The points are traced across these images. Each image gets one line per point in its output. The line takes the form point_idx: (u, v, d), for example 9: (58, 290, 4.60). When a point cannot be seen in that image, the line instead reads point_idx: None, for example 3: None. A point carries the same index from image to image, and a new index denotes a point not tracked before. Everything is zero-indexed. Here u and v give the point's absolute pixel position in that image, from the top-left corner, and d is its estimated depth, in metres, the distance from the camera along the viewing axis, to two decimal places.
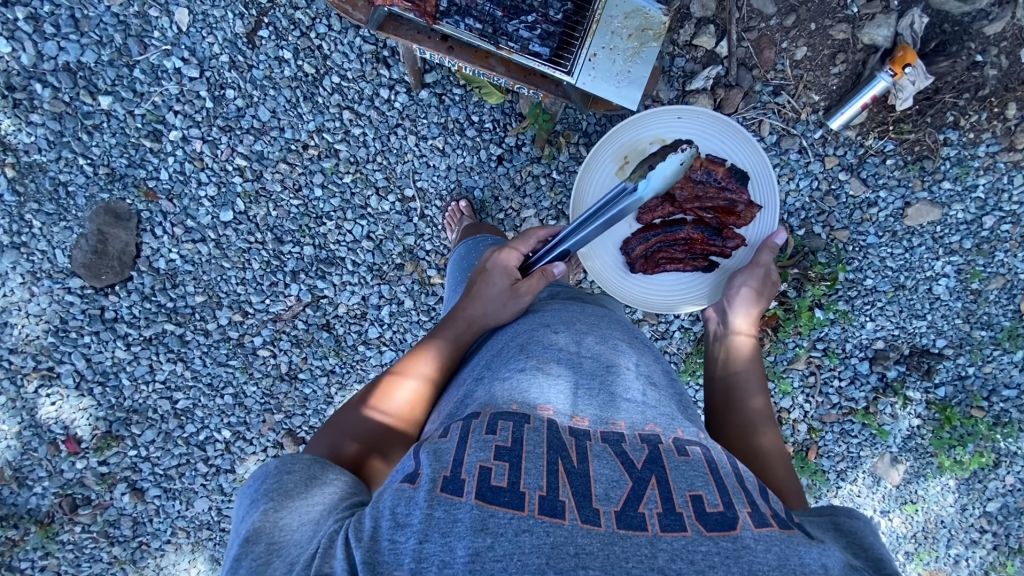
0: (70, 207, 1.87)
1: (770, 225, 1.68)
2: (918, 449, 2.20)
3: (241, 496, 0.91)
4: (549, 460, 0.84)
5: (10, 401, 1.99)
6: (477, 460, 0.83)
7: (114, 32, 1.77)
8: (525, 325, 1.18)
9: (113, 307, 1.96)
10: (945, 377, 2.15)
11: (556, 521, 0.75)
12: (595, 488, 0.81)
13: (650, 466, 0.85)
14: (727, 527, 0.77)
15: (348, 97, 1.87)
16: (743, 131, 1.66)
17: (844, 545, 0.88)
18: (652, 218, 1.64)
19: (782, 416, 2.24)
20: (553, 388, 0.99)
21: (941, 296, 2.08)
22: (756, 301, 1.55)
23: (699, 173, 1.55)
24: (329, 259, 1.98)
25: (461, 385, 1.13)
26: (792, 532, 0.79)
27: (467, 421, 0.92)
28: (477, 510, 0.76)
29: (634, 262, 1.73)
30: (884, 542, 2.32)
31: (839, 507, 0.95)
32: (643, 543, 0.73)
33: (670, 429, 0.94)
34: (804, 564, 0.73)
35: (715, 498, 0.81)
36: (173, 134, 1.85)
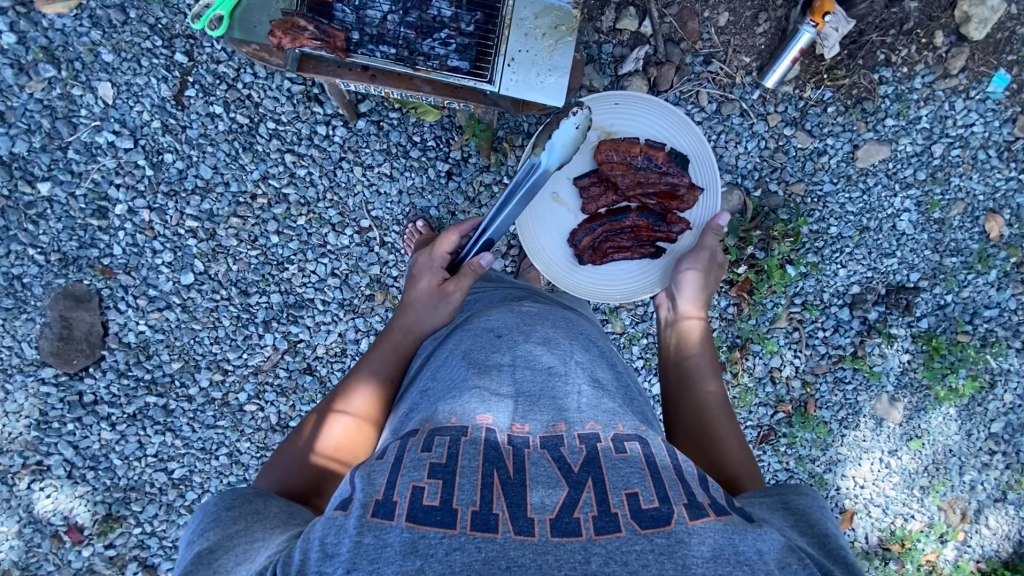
0: (29, 298, 1.83)
1: (713, 208, 1.68)
2: (912, 384, 2.22)
3: (185, 537, 0.94)
4: (484, 473, 0.87)
5: (4, 503, 1.96)
6: (410, 480, 0.86)
7: (41, 117, 1.75)
8: (465, 332, 1.18)
9: (91, 390, 1.94)
10: (926, 309, 2.16)
11: (489, 536, 0.79)
12: (530, 497, 0.84)
13: (586, 468, 0.88)
14: (662, 523, 0.81)
15: (287, 140, 1.86)
16: (678, 113, 1.66)
17: (792, 523, 0.95)
18: (597, 207, 1.70)
19: (774, 376, 2.21)
20: (493, 393, 1.01)
21: (906, 231, 2.09)
22: (701, 286, 1.54)
23: (638, 159, 1.62)
24: (298, 303, 1.99)
25: (406, 402, 1.14)
26: (729, 519, 0.86)
27: (406, 440, 0.96)
28: (407, 533, 0.79)
29: (581, 254, 1.72)
30: (897, 481, 2.33)
31: (787, 486, 1.02)
32: (578, 548, 0.78)
33: (610, 426, 0.97)
34: (739, 554, 0.80)
35: (651, 495, 0.85)
36: (119, 208, 1.82)
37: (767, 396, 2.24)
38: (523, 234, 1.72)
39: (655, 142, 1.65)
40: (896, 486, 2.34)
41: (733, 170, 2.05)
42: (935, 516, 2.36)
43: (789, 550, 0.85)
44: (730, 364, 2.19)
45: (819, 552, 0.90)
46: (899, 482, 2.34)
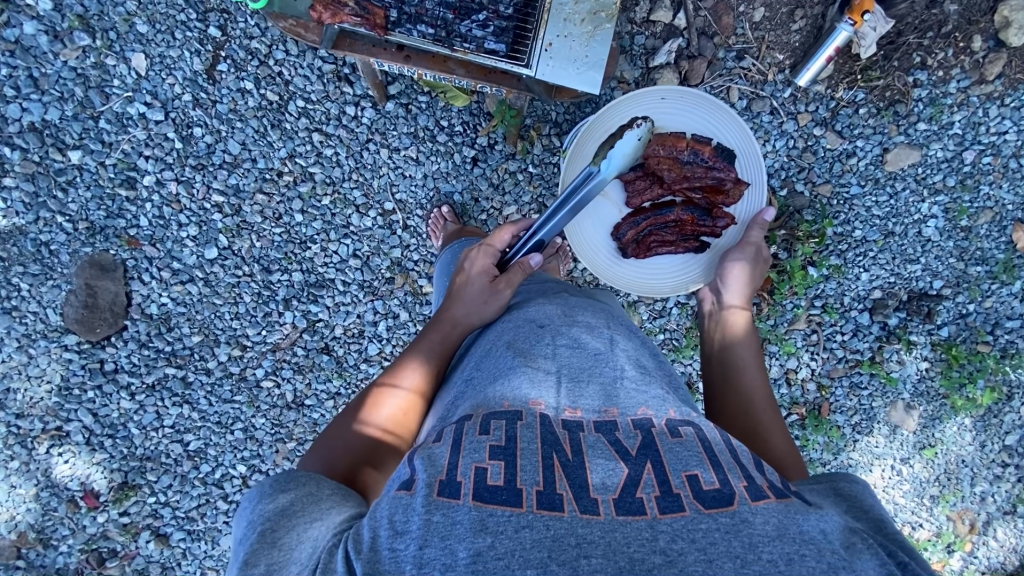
0: (55, 265, 1.84)
1: (760, 202, 1.67)
2: (928, 392, 2.21)
3: (239, 516, 0.92)
4: (544, 454, 0.86)
5: (23, 466, 1.99)
6: (472, 461, 0.84)
7: (74, 85, 1.75)
8: (509, 323, 1.18)
9: (113, 359, 1.96)
10: (947, 318, 2.14)
11: (555, 514, 0.77)
12: (592, 478, 0.83)
13: (644, 451, 0.87)
14: (724, 503, 0.79)
15: (316, 119, 1.86)
16: (725, 108, 1.64)
17: (844, 509, 0.91)
18: (641, 201, 1.66)
19: (790, 377, 2.21)
20: (542, 380, 1.00)
21: (932, 238, 2.07)
22: (748, 280, 1.53)
23: (686, 154, 1.61)
24: (319, 282, 2.00)
25: (451, 389, 1.13)
26: (789, 501, 0.82)
27: (460, 424, 0.93)
28: (475, 511, 0.77)
29: (625, 248, 1.73)
30: (907, 488, 2.33)
31: (836, 474, 0.98)
32: (644, 527, 0.76)
33: (662, 411, 0.96)
34: (804, 532, 0.76)
35: (710, 476, 0.83)
36: (147, 180, 1.83)
37: (782, 397, 2.24)
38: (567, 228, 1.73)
39: (701, 137, 1.65)
40: (906, 494, 2.34)
41: None
42: (942, 526, 2.36)
43: (849, 530, 0.80)
44: None
45: (877, 535, 0.86)
46: (909, 490, 2.34)
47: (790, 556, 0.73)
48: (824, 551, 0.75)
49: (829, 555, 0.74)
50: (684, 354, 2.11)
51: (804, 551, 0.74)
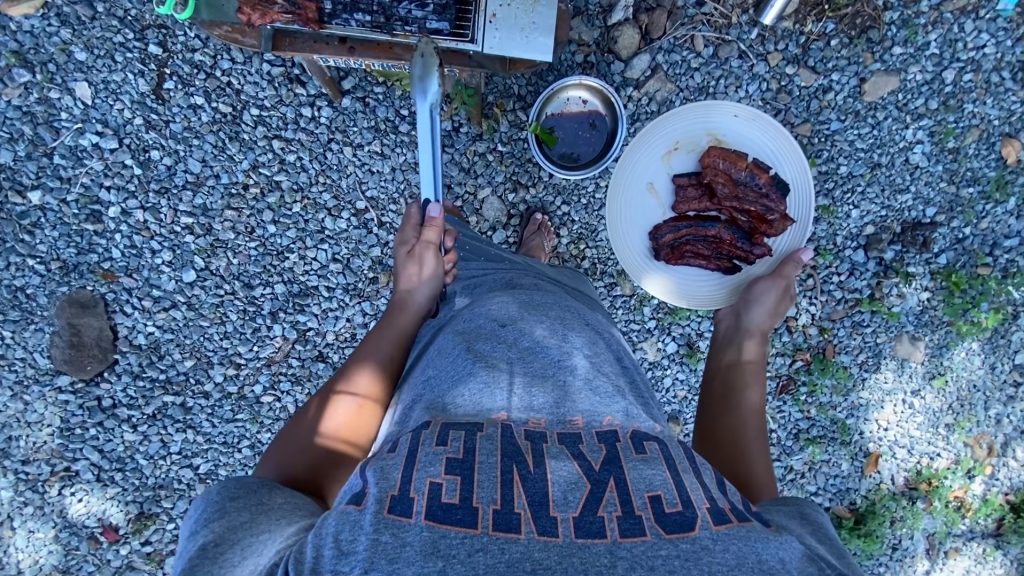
0: (34, 308, 1.81)
1: (799, 242, 1.70)
2: (932, 321, 2.18)
3: (186, 525, 0.94)
4: (503, 469, 0.88)
5: (38, 510, 2.00)
6: (427, 476, 0.86)
7: (22, 124, 1.70)
8: (470, 320, 1.18)
9: (109, 394, 1.96)
10: (944, 245, 2.09)
11: (512, 537, 0.79)
12: (552, 493, 0.85)
13: (608, 467, 0.90)
14: (686, 528, 0.83)
15: (273, 126, 1.81)
16: (791, 141, 1.68)
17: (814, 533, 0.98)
18: (688, 209, 1.73)
19: (790, 325, 2.18)
20: (505, 387, 1.02)
21: (920, 164, 2.02)
22: (770, 310, 1.57)
23: (742, 174, 1.65)
24: (303, 291, 1.98)
25: (410, 391, 1.13)
26: (749, 526, 0.87)
27: (417, 433, 0.95)
28: (427, 532, 0.79)
29: (659, 249, 1.75)
30: (921, 419, 2.33)
31: (804, 501, 1.08)
32: (603, 552, 0.79)
33: (628, 424, 0.99)
34: (762, 562, 0.82)
35: (674, 497, 0.86)
36: (112, 211, 1.79)
37: (784, 346, 2.21)
38: (609, 211, 1.76)
39: (762, 163, 1.70)
40: (920, 426, 2.34)
41: None
42: (961, 453, 2.37)
43: (806, 559, 0.86)
44: None
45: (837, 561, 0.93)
46: (923, 421, 2.34)
47: None
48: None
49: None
50: (680, 316, 2.07)
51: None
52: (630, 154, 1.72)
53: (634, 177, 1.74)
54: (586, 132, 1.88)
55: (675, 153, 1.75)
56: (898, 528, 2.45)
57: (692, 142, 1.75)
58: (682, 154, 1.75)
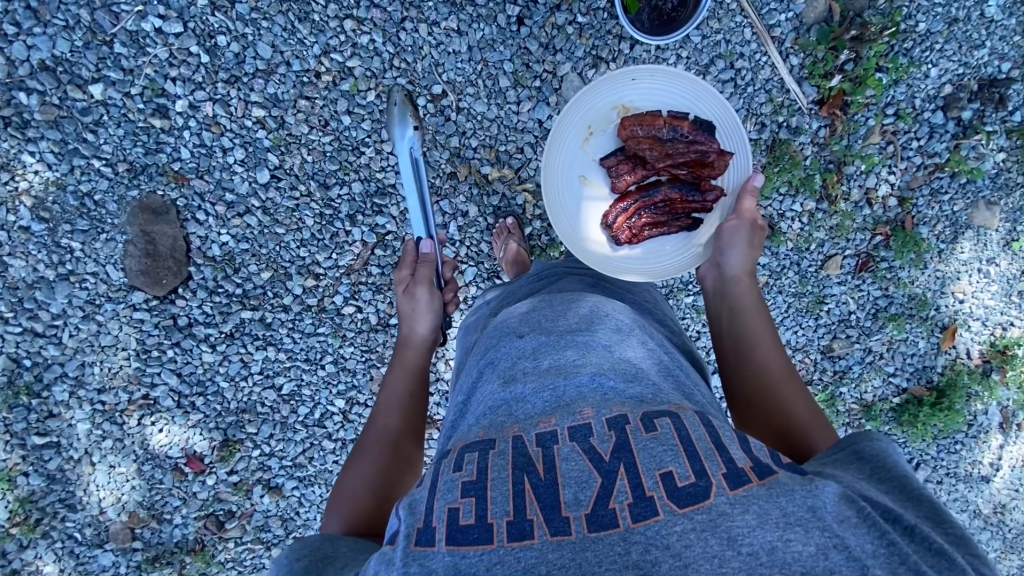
0: (104, 217, 1.68)
1: (747, 171, 1.58)
2: (1008, 184, 2.18)
3: None
4: (514, 481, 0.88)
5: (117, 443, 1.88)
6: (445, 504, 0.89)
7: (78, 9, 1.56)
8: (489, 342, 1.24)
9: (185, 312, 1.84)
10: (1019, 102, 2.08)
11: (526, 544, 0.81)
12: (563, 494, 0.85)
13: (618, 454, 0.88)
14: (700, 498, 0.81)
15: (345, 4, 1.70)
16: (706, 86, 1.56)
17: (867, 474, 0.92)
18: (627, 183, 1.61)
19: (871, 198, 2.15)
20: (517, 402, 1.02)
21: (995, 18, 2.00)
22: (748, 250, 1.42)
23: (664, 131, 1.53)
24: (381, 190, 1.87)
25: (445, 415, 1.23)
26: (772, 480, 0.83)
27: (439, 464, 0.99)
28: (449, 556, 0.83)
29: (618, 236, 1.61)
30: (997, 288, 2.34)
31: (856, 435, 1.00)
32: (616, 541, 0.79)
33: (638, 407, 0.96)
34: (789, 515, 0.78)
35: (686, 470, 0.84)
36: (180, 105, 1.67)
37: (865, 220, 2.19)
38: (551, 215, 1.62)
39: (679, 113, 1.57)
40: (995, 295, 2.36)
41: None
42: None
43: (845, 501, 0.81)
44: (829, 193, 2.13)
45: (901, 497, 0.88)
46: (998, 291, 2.35)
47: (772, 545, 0.76)
48: (812, 530, 0.77)
49: (817, 535, 0.76)
50: (764, 195, 2.11)
51: (789, 536, 0.76)
52: (549, 155, 1.61)
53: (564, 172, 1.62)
54: (643, 17, 1.78)
55: (592, 139, 1.62)
56: (975, 403, 2.47)
57: (603, 122, 1.63)
58: (601, 136, 1.63)
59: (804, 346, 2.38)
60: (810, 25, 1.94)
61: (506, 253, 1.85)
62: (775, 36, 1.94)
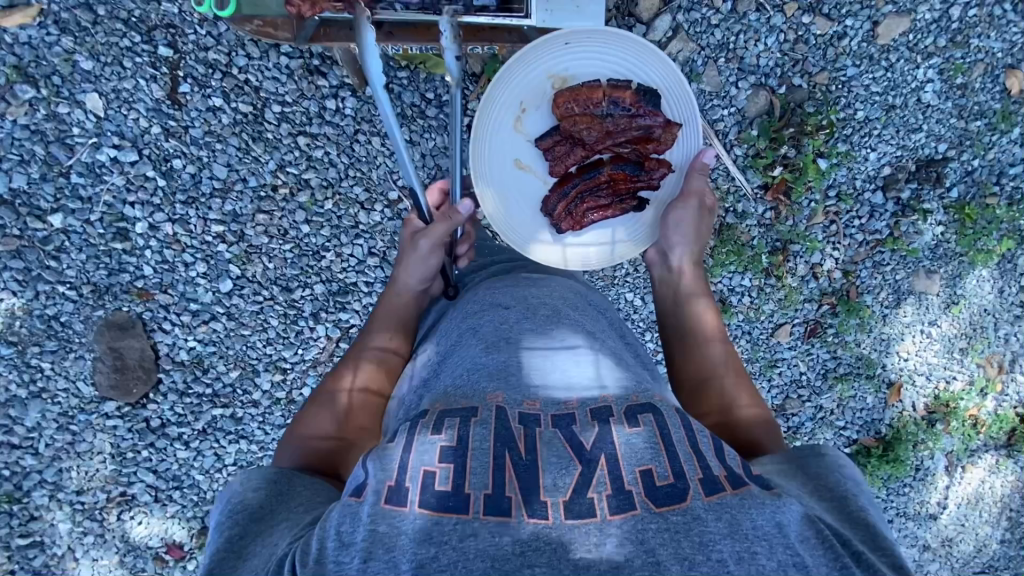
0: (72, 336, 1.75)
1: (692, 145, 1.58)
2: (947, 254, 2.27)
3: (216, 504, 1.08)
4: (495, 455, 0.97)
5: (99, 538, 1.96)
6: (422, 466, 0.97)
7: (32, 144, 1.60)
8: (477, 304, 1.30)
9: (157, 414, 1.91)
10: (956, 179, 2.17)
11: (502, 519, 0.90)
12: (544, 480, 0.94)
13: (599, 444, 0.98)
14: (676, 499, 0.92)
15: (297, 122, 1.74)
16: (637, 41, 1.49)
17: (809, 489, 1.05)
18: (567, 166, 1.58)
19: (816, 272, 2.25)
20: (502, 370, 1.11)
21: (931, 102, 2.07)
22: (693, 241, 1.51)
23: (603, 107, 1.50)
24: (343, 289, 1.92)
25: (417, 379, 1.27)
26: (743, 491, 0.95)
27: (416, 421, 1.06)
28: (423, 519, 0.91)
29: (560, 224, 1.59)
30: (939, 348, 2.44)
31: (805, 449, 1.12)
32: (591, 529, 0.89)
33: (623, 399, 1.07)
34: (755, 528, 0.90)
35: (665, 470, 0.95)
36: (139, 227, 1.72)
37: (811, 292, 2.29)
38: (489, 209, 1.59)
39: (621, 81, 1.52)
40: (937, 352, 2.45)
41: (755, 70, 1.97)
42: (975, 373, 2.48)
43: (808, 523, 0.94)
44: (774, 269, 2.23)
45: (838, 517, 1.01)
46: (940, 348, 2.44)
47: (740, 554, 0.87)
48: (776, 546, 0.89)
49: (780, 551, 0.88)
50: (714, 274, 2.21)
51: (755, 549, 0.88)
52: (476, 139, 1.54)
53: (497, 159, 1.58)
54: None
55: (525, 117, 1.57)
56: (920, 450, 2.54)
57: (537, 96, 1.56)
58: (535, 111, 1.58)
59: None
60: (752, 119, 2.02)
61: None
62: (718, 131, 2.01)
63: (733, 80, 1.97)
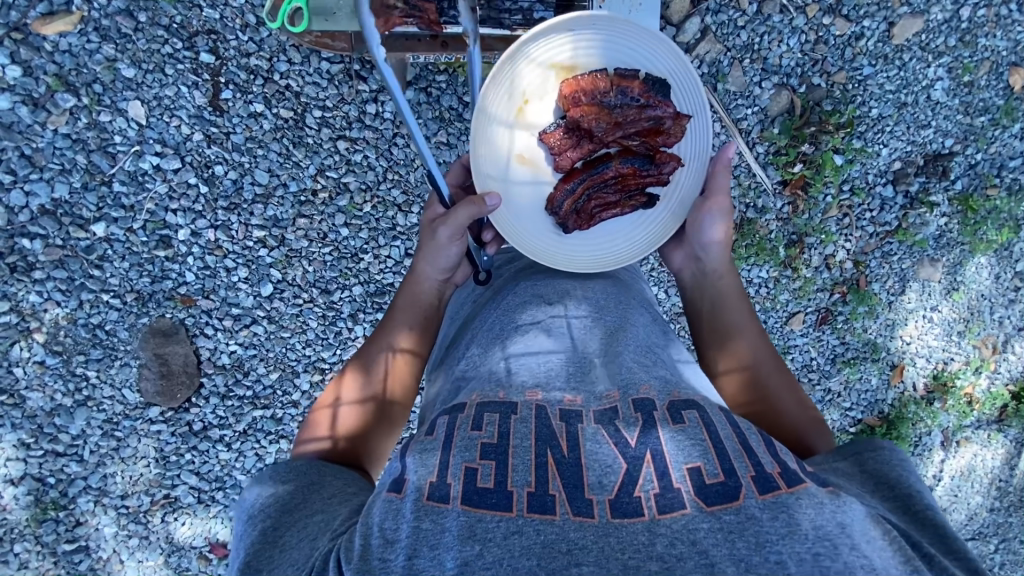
0: (116, 344, 1.76)
1: (709, 136, 1.38)
2: (950, 243, 2.38)
3: (244, 500, 1.04)
4: (538, 452, 0.93)
5: (143, 540, 1.92)
6: (463, 461, 0.92)
7: (73, 153, 1.62)
8: (512, 297, 1.25)
9: (199, 417, 1.90)
10: (960, 172, 2.28)
11: (548, 518, 0.85)
12: (588, 477, 0.90)
13: (644, 440, 0.94)
14: (728, 498, 0.85)
15: (337, 126, 1.75)
16: (650, 29, 1.31)
17: (871, 488, 0.99)
18: (572, 161, 1.42)
19: (829, 262, 2.35)
20: (543, 370, 1.08)
21: (940, 100, 2.17)
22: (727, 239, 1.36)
23: (611, 97, 1.35)
24: (380, 290, 1.90)
25: (445, 375, 1.23)
26: (799, 489, 0.86)
27: (453, 416, 1.01)
28: (465, 517, 0.85)
29: (566, 223, 1.41)
30: (938, 332, 2.53)
31: (862, 447, 1.07)
32: (640, 529, 0.83)
33: (665, 394, 1.03)
34: (818, 529, 0.81)
35: (714, 468, 0.89)
36: (181, 234, 1.73)
37: (824, 282, 2.38)
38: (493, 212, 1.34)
39: (629, 68, 1.36)
40: (937, 336, 2.54)
41: (778, 70, 2.07)
42: (971, 354, 2.57)
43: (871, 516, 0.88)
44: (791, 261, 2.32)
45: (904, 515, 0.94)
46: (940, 332, 2.53)
47: (802, 556, 0.79)
48: (841, 548, 0.79)
49: (846, 553, 0.79)
50: None
51: (818, 550, 0.79)
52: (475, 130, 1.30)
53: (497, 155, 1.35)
54: None
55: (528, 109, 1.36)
56: (919, 427, 2.63)
57: (537, 86, 1.37)
58: (537, 103, 1.38)
59: None
60: (774, 117, 2.11)
61: None
62: (742, 128, 2.10)
63: (757, 80, 2.07)
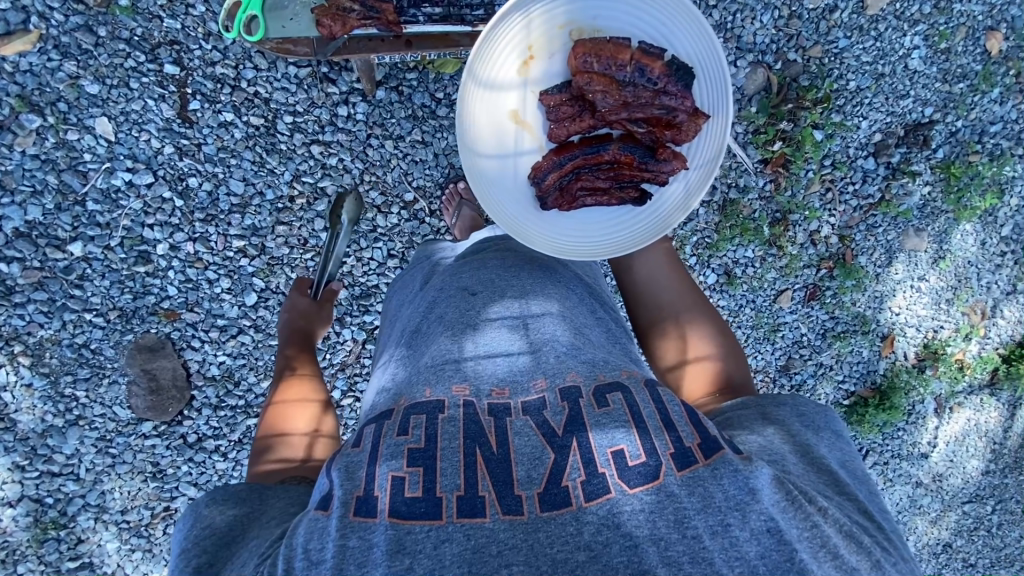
0: (103, 362, 1.76)
1: (721, 142, 1.28)
2: (935, 212, 2.36)
3: (177, 535, 1.01)
4: (466, 453, 0.91)
5: (147, 553, 1.91)
6: (390, 470, 0.90)
7: (45, 174, 1.62)
8: (439, 292, 1.21)
9: (193, 429, 1.88)
10: (942, 140, 2.26)
11: (476, 522, 0.84)
12: (517, 473, 0.88)
13: (570, 428, 0.92)
14: (650, 478, 0.87)
15: (310, 131, 1.73)
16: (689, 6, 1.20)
17: (773, 432, 1.01)
18: (569, 134, 1.33)
19: (815, 238, 2.34)
20: (471, 365, 1.05)
21: (918, 69, 2.17)
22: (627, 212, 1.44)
23: (626, 73, 1.25)
24: (365, 292, 1.89)
25: (384, 367, 1.20)
26: (717, 459, 0.88)
27: (381, 424, 0.99)
28: (391, 530, 0.84)
29: (545, 198, 1.32)
30: (928, 301, 2.50)
31: (764, 398, 1.07)
32: (569, 521, 0.83)
33: (591, 378, 1.01)
34: (730, 500, 0.84)
35: (637, 449, 0.90)
36: (160, 248, 1.72)
37: (811, 258, 2.36)
38: (469, 174, 1.28)
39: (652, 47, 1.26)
40: (925, 305, 2.51)
41: (753, 48, 2.11)
42: (960, 321, 2.55)
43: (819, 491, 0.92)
44: (776, 239, 2.31)
45: (802, 460, 0.97)
46: (928, 301, 2.51)
47: (715, 528, 0.82)
48: (749, 515, 0.83)
49: (753, 519, 0.82)
50: (719, 249, 2.30)
51: (728, 520, 0.83)
52: (468, 85, 1.22)
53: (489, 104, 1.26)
54: None
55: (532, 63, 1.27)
56: (912, 395, 2.60)
57: (548, 43, 1.26)
58: (543, 61, 1.28)
59: (763, 367, 2.53)
60: (751, 96, 2.14)
61: (456, 220, 1.75)
62: None
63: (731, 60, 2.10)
